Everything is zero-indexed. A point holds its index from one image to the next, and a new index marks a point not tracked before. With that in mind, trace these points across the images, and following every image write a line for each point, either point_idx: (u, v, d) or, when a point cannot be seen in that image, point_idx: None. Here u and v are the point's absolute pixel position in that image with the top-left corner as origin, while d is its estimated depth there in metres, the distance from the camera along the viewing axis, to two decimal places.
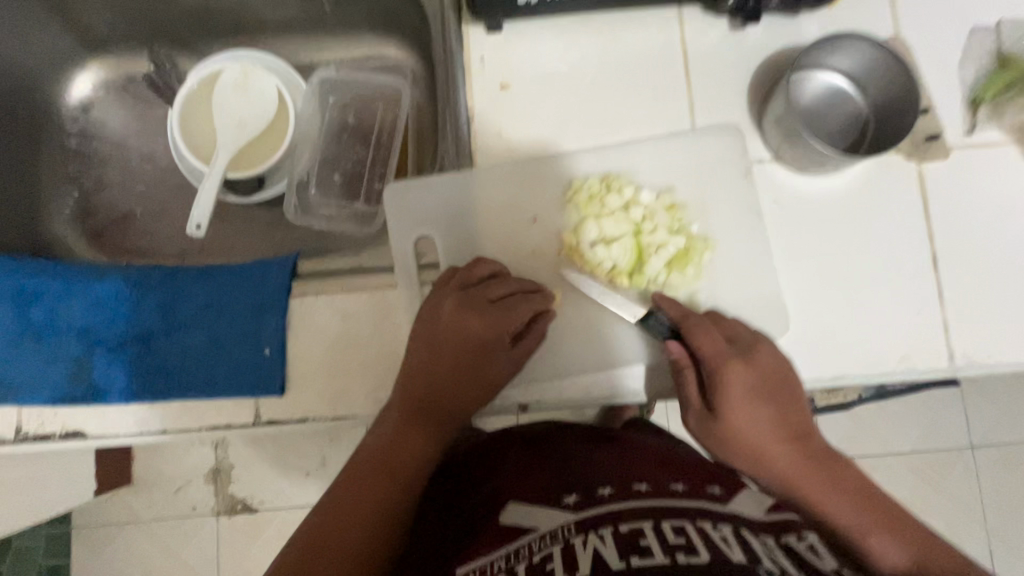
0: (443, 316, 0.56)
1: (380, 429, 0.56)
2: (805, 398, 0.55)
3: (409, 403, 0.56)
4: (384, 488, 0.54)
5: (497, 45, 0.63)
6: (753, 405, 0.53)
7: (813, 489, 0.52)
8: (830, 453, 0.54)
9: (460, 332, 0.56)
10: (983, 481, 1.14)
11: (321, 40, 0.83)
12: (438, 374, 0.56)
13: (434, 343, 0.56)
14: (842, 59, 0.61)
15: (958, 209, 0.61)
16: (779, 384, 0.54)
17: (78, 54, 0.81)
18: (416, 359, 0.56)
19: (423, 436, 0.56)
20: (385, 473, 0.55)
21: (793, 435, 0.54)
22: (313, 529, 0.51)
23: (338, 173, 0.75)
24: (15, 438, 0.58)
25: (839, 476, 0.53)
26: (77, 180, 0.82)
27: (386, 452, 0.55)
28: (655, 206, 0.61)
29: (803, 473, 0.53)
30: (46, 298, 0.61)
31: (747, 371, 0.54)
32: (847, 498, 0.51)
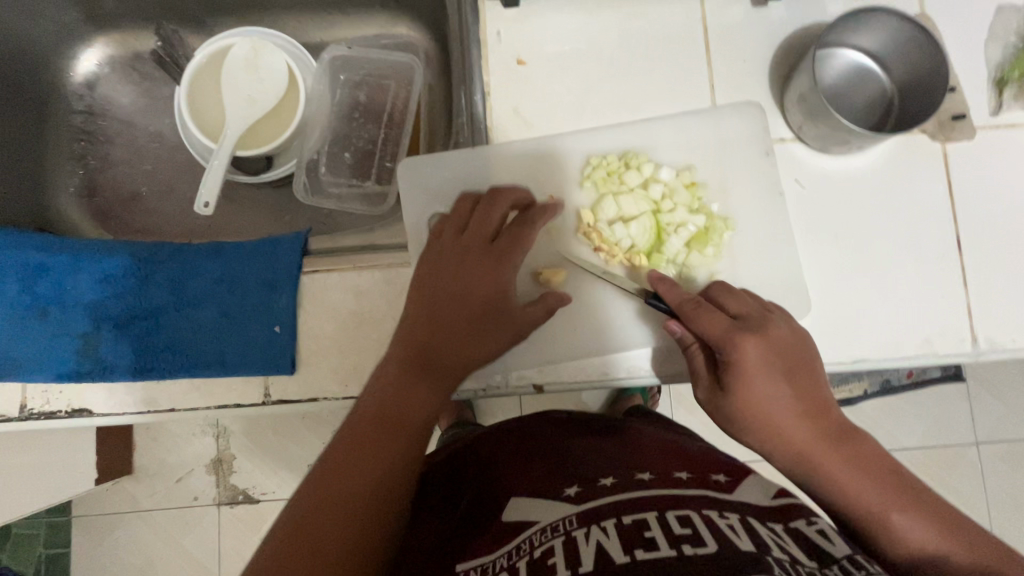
0: (451, 268, 0.55)
1: (378, 383, 0.51)
2: (819, 372, 0.52)
3: (411, 352, 0.51)
4: (389, 442, 0.48)
5: (514, 20, 0.62)
6: (768, 379, 0.49)
7: (834, 468, 0.48)
8: (851, 429, 0.50)
9: (471, 282, 0.55)
10: (990, 477, 1.12)
11: (331, 19, 0.82)
12: (444, 324, 0.53)
13: (441, 294, 0.54)
14: (867, 36, 0.59)
15: (982, 191, 0.59)
16: (793, 358, 0.51)
17: (84, 29, 0.79)
18: (421, 310, 0.53)
19: (427, 385, 0.51)
20: (389, 427, 0.48)
21: (812, 410, 0.50)
22: (309, 495, 0.44)
23: (350, 152, 0.74)
24: (19, 415, 0.57)
25: (863, 453, 0.48)
26: (82, 159, 0.81)
27: (388, 404, 0.49)
28: (674, 183, 0.60)
29: (822, 450, 0.48)
30: (54, 270, 0.59)
31: (759, 344, 0.50)
32: (871, 476, 0.47)
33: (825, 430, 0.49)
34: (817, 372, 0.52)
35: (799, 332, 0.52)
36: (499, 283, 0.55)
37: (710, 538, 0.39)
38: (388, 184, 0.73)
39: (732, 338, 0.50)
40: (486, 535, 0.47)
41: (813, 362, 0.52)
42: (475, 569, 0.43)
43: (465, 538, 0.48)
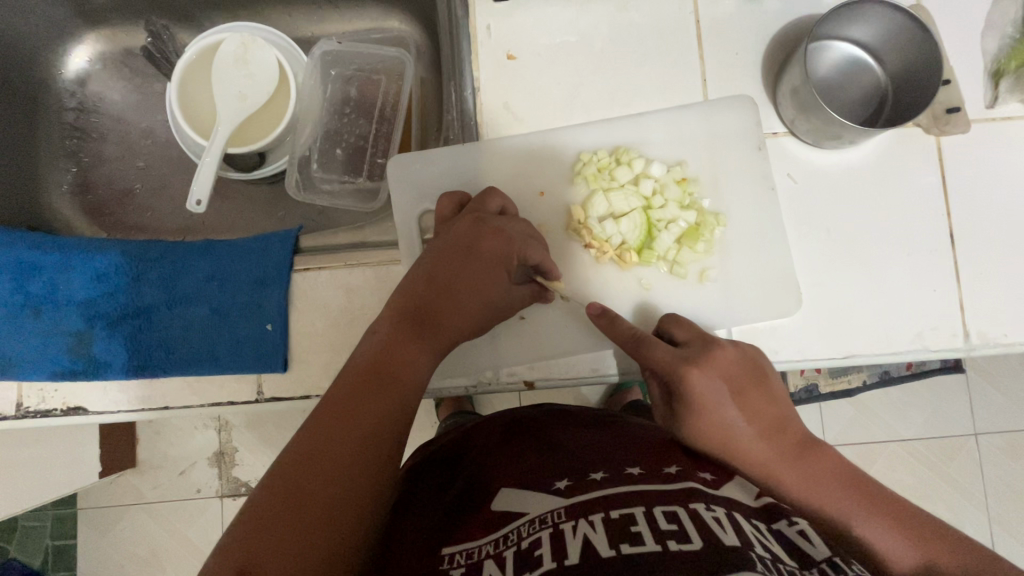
0: (449, 235, 0.55)
1: (368, 343, 0.49)
2: (778, 389, 0.52)
3: (402, 316, 0.50)
4: (382, 397, 0.45)
5: (503, 14, 0.61)
6: (720, 404, 0.50)
7: (793, 483, 0.48)
8: (814, 443, 0.50)
9: (470, 245, 0.54)
10: (989, 467, 1.13)
11: (323, 13, 0.81)
12: (441, 285, 0.52)
13: (439, 257, 0.53)
14: (861, 28, 0.58)
15: (976, 184, 0.59)
16: (744, 377, 0.51)
17: (73, 25, 0.78)
18: (418, 274, 0.53)
19: (418, 346, 0.49)
20: (381, 383, 0.46)
21: (767, 429, 0.50)
22: (295, 452, 0.42)
23: (341, 149, 0.74)
24: (16, 414, 0.57)
25: (823, 464, 0.48)
26: (75, 156, 0.81)
27: (379, 362, 0.47)
28: (665, 179, 0.60)
29: (781, 468, 0.49)
30: (45, 270, 0.59)
31: (706, 370, 0.50)
32: (832, 489, 0.47)
33: (782, 448, 0.49)
34: (771, 386, 0.52)
35: (748, 352, 0.53)
36: (501, 246, 0.54)
37: (695, 534, 0.40)
38: (380, 181, 0.73)
39: (679, 368, 0.51)
40: (475, 521, 0.47)
41: (767, 377, 0.52)
42: (461, 554, 0.44)
43: (453, 525, 0.48)
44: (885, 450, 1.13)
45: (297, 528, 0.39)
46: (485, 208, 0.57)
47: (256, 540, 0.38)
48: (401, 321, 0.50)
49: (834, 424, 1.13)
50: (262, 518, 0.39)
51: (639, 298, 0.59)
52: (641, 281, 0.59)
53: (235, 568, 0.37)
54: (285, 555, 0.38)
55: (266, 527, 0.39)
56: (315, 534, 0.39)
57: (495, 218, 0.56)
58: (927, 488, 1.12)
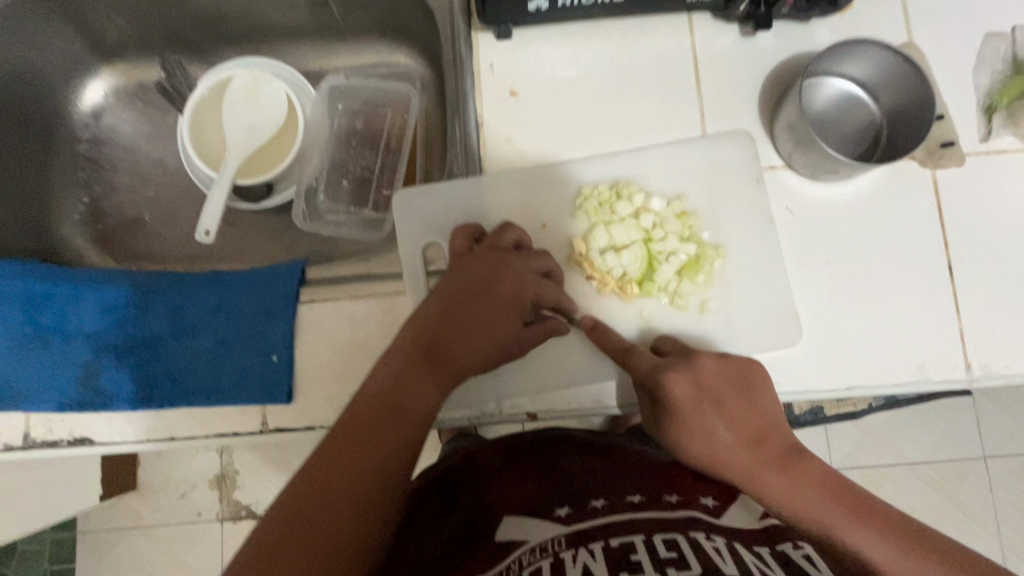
0: (465, 269, 0.56)
1: (380, 374, 0.49)
2: (762, 395, 0.54)
3: (415, 347, 0.51)
4: (392, 428, 0.46)
5: (506, 51, 0.63)
6: (696, 413, 0.52)
7: (775, 490, 0.49)
8: (794, 448, 0.51)
9: (485, 281, 0.55)
10: (998, 491, 1.11)
11: (331, 47, 0.83)
12: (454, 318, 0.53)
13: (454, 291, 0.54)
14: (855, 66, 0.60)
15: (972, 215, 0.60)
16: (723, 387, 0.54)
17: (89, 60, 0.81)
18: (431, 306, 0.53)
19: (429, 378, 0.50)
20: (391, 417, 0.47)
21: (747, 437, 0.52)
22: (306, 481, 0.42)
23: (347, 180, 0.76)
24: (23, 444, 0.58)
25: (804, 472, 0.49)
26: (87, 187, 0.82)
27: (391, 394, 0.48)
28: (665, 213, 0.61)
29: (760, 474, 0.50)
30: (57, 301, 0.60)
31: (684, 380, 0.53)
32: (813, 496, 0.48)
33: (762, 456, 0.51)
34: (756, 396, 0.53)
35: (736, 362, 0.55)
36: (516, 285, 0.55)
37: (694, 561, 0.39)
38: (384, 211, 0.74)
39: (659, 376, 0.53)
40: (477, 556, 0.45)
41: (749, 385, 0.54)
42: None
43: (455, 553, 0.47)
44: (893, 473, 1.12)
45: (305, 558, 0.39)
46: (501, 243, 0.58)
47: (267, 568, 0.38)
48: (416, 351, 0.50)
49: (840, 448, 1.12)
50: (270, 548, 0.39)
51: (641, 330, 0.60)
52: (642, 313, 0.60)
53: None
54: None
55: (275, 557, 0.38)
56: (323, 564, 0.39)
57: (512, 254, 0.57)
58: (936, 512, 1.10)
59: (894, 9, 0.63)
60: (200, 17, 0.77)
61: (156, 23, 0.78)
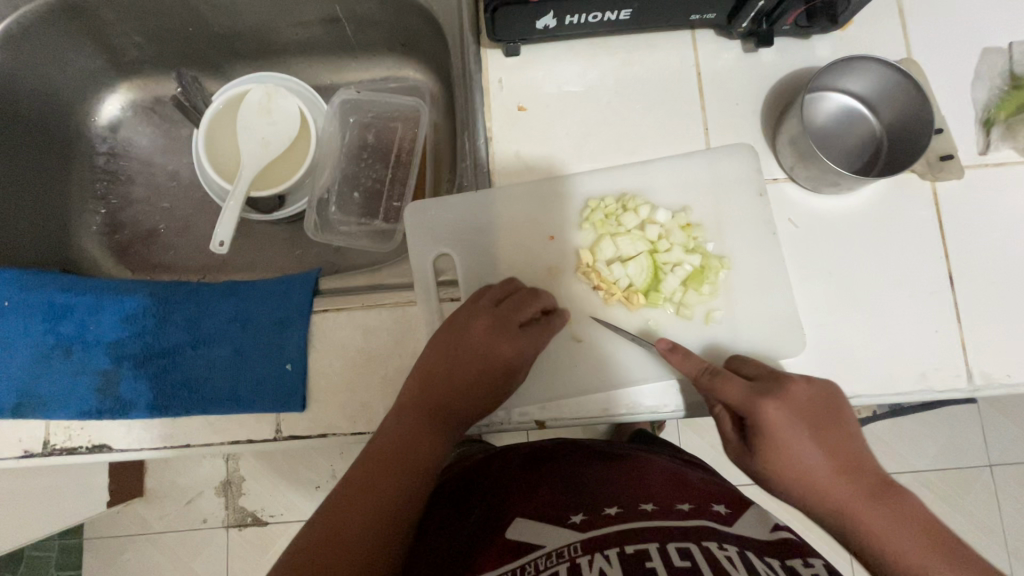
0: (463, 326, 0.56)
1: (388, 427, 0.53)
2: (853, 426, 0.53)
3: (419, 410, 0.54)
4: (395, 478, 0.51)
5: (515, 68, 0.65)
6: (795, 439, 0.51)
7: (868, 524, 0.49)
8: (888, 483, 0.50)
9: (485, 342, 0.55)
10: (1003, 499, 1.11)
11: (342, 62, 0.85)
12: (451, 378, 0.55)
13: (452, 349, 0.55)
14: (855, 81, 0.62)
15: (973, 227, 0.61)
16: (819, 414, 0.52)
17: (108, 76, 0.83)
18: (430, 365, 0.55)
19: (431, 439, 0.54)
20: (396, 469, 0.51)
21: (844, 467, 0.51)
22: (321, 525, 0.48)
23: (358, 192, 0.78)
24: (43, 450, 0.59)
25: (903, 509, 0.49)
26: (104, 198, 0.84)
27: (396, 448, 0.52)
28: (671, 225, 0.63)
29: (859, 507, 0.49)
30: (77, 311, 0.62)
31: (782, 407, 0.51)
32: (915, 535, 0.47)
33: (861, 488, 0.50)
34: (847, 425, 0.53)
35: (824, 389, 0.54)
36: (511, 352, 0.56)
37: (708, 570, 0.40)
38: (395, 222, 0.76)
39: (753, 404, 0.51)
40: (490, 554, 0.48)
41: (842, 414, 0.53)
42: None
43: (470, 561, 0.48)
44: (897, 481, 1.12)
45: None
46: (500, 295, 0.59)
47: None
48: (419, 414, 0.54)
49: None
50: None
51: (648, 339, 0.61)
52: (649, 322, 0.61)
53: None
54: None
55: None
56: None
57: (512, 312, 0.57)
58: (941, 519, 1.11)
59: (893, 26, 0.64)
60: (216, 34, 0.80)
61: (173, 40, 0.80)
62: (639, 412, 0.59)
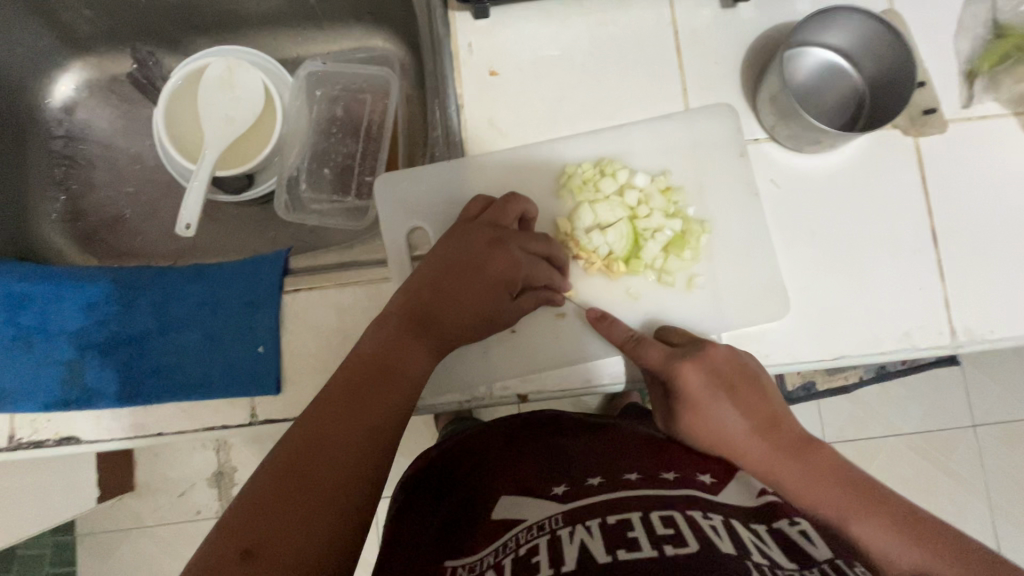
0: (460, 244, 0.55)
1: (373, 334, 0.51)
2: (773, 385, 0.54)
3: (410, 316, 0.52)
4: (386, 390, 0.48)
5: (485, 31, 0.62)
6: (711, 401, 0.52)
7: (788, 478, 0.50)
8: (807, 439, 0.52)
9: (479, 259, 0.54)
10: (987, 457, 1.13)
11: (307, 34, 0.81)
12: (447, 291, 0.53)
13: (440, 265, 0.54)
14: (836, 34, 0.60)
15: (957, 182, 0.60)
16: (739, 376, 0.53)
17: (59, 54, 0.79)
18: (424, 278, 0.53)
19: (422, 347, 0.51)
20: (384, 378, 0.48)
21: (763, 428, 0.52)
22: (293, 445, 0.43)
23: (329, 168, 0.75)
24: (10, 445, 0.57)
25: (817, 460, 0.50)
26: (64, 184, 0.81)
27: (382, 355, 0.49)
28: (650, 189, 0.61)
29: (776, 464, 0.51)
30: (37, 301, 0.59)
31: (697, 368, 0.53)
32: (829, 484, 0.49)
33: (779, 445, 0.51)
34: (765, 385, 0.53)
35: (743, 352, 0.55)
36: (509, 269, 0.55)
37: (691, 539, 0.39)
38: (368, 199, 0.74)
39: (671, 367, 0.53)
40: (474, 532, 0.47)
41: (764, 374, 0.54)
42: (463, 567, 0.43)
43: (452, 537, 0.47)
44: (884, 444, 1.13)
45: (301, 509, 0.40)
46: (506, 218, 0.56)
47: (253, 523, 0.39)
48: (409, 321, 0.51)
49: (833, 422, 1.14)
50: (263, 504, 0.40)
51: (629, 307, 0.59)
52: (630, 290, 0.60)
53: (239, 549, 0.38)
54: (284, 538, 0.39)
55: (263, 512, 0.40)
56: (311, 514, 0.40)
57: (514, 235, 0.56)
58: (928, 479, 1.12)
59: None
60: (171, 6, 0.76)
61: (126, 14, 0.76)
62: (623, 381, 0.59)
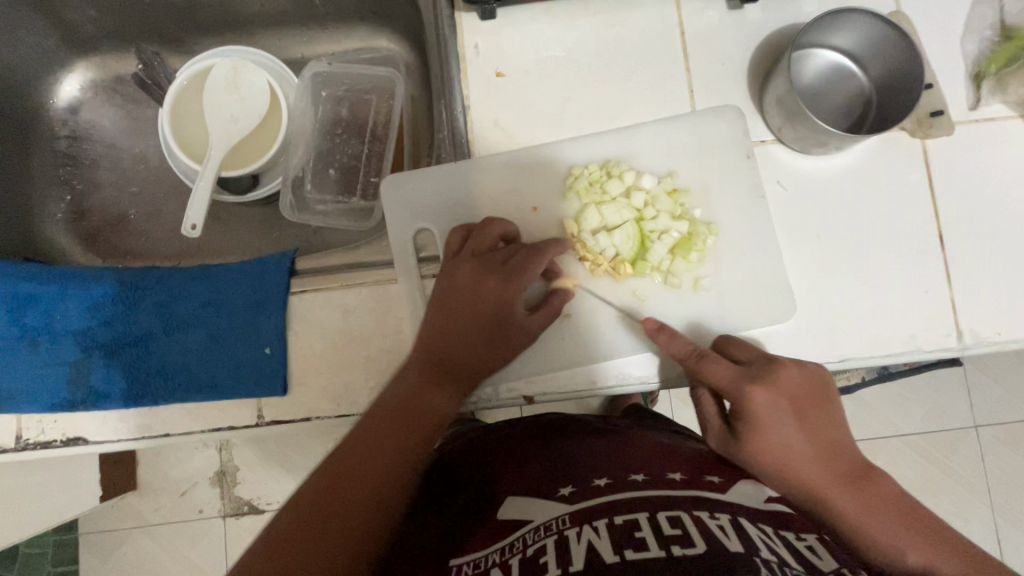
0: (472, 288, 0.55)
1: (399, 381, 0.54)
2: (840, 411, 0.54)
3: (430, 363, 0.54)
4: (408, 434, 0.52)
5: (492, 32, 0.62)
6: (779, 424, 0.51)
7: (848, 506, 0.50)
8: (866, 466, 0.52)
9: (473, 292, 0.55)
10: (989, 458, 1.13)
11: (312, 34, 0.81)
12: (462, 337, 0.55)
13: (452, 310, 0.55)
14: (843, 36, 0.59)
15: (964, 185, 0.60)
16: (807, 399, 0.52)
17: (63, 54, 0.79)
18: (427, 322, 0.55)
19: (440, 391, 0.54)
20: (405, 422, 0.52)
21: (825, 453, 0.52)
22: (324, 479, 0.49)
23: (334, 169, 0.75)
24: (16, 446, 0.57)
25: (875, 489, 0.51)
26: (68, 184, 0.81)
27: (405, 402, 0.52)
28: (656, 191, 0.61)
29: (834, 490, 0.50)
30: (43, 302, 0.60)
31: (770, 392, 0.51)
32: (886, 514, 0.49)
33: (838, 472, 0.51)
34: (832, 411, 0.53)
35: (818, 373, 0.54)
36: (500, 291, 0.55)
37: (699, 539, 0.39)
38: (373, 199, 0.74)
39: (741, 387, 0.52)
40: (480, 530, 0.47)
41: (829, 402, 0.53)
42: (468, 565, 0.43)
43: (458, 538, 0.47)
44: (887, 445, 1.13)
45: (322, 546, 0.45)
46: (485, 242, 0.58)
47: (284, 555, 0.45)
48: (428, 368, 0.54)
49: None
50: (293, 534, 0.46)
51: (636, 308, 0.59)
52: (636, 292, 0.60)
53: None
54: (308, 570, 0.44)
55: (293, 543, 0.45)
56: (333, 549, 0.45)
57: (499, 258, 0.57)
58: (930, 480, 1.13)
59: None
60: (176, 6, 0.76)
61: (131, 14, 0.76)
62: (632, 381, 0.58)
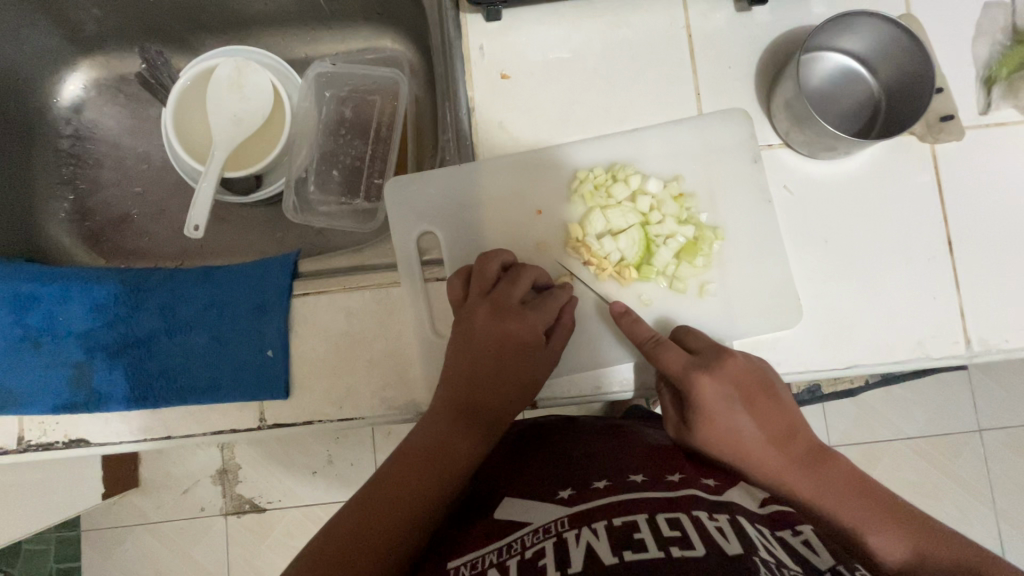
0: (497, 330, 0.53)
1: (425, 426, 0.52)
2: (789, 398, 0.53)
3: (455, 405, 0.52)
4: (431, 483, 0.49)
5: (497, 33, 0.61)
6: (729, 411, 0.51)
7: (802, 488, 0.49)
8: (821, 449, 0.51)
9: (503, 335, 0.54)
10: (992, 462, 1.12)
11: (317, 34, 0.81)
12: (491, 383, 0.53)
13: (479, 353, 0.53)
14: (853, 39, 0.59)
15: (973, 191, 0.59)
16: (755, 386, 0.52)
17: (67, 53, 0.79)
18: (455, 365, 0.53)
19: (468, 437, 0.52)
20: (429, 467, 0.50)
21: (778, 438, 0.51)
22: (342, 529, 0.46)
23: (337, 170, 0.75)
24: (18, 447, 0.57)
25: (833, 471, 0.50)
26: (71, 184, 0.81)
27: (432, 446, 0.51)
28: (663, 195, 0.60)
29: (787, 474, 0.50)
30: (44, 302, 0.59)
31: (715, 379, 0.51)
32: (844, 496, 0.48)
33: (794, 456, 0.51)
34: (781, 398, 0.53)
35: (759, 363, 0.54)
36: (526, 333, 0.54)
37: (698, 542, 0.39)
38: (376, 201, 0.73)
39: (690, 375, 0.52)
40: (478, 532, 0.47)
41: (778, 390, 0.53)
42: (465, 565, 0.43)
43: (457, 541, 0.48)
44: (890, 448, 1.12)
45: None
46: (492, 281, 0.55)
47: None
48: (454, 411, 0.52)
49: (838, 425, 1.13)
50: None
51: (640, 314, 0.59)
52: (642, 297, 0.59)
53: None
54: None
55: None
56: None
57: (519, 299, 0.55)
58: (934, 484, 1.12)
59: None
60: (180, 6, 0.75)
61: (135, 13, 0.76)
62: (633, 389, 0.59)
